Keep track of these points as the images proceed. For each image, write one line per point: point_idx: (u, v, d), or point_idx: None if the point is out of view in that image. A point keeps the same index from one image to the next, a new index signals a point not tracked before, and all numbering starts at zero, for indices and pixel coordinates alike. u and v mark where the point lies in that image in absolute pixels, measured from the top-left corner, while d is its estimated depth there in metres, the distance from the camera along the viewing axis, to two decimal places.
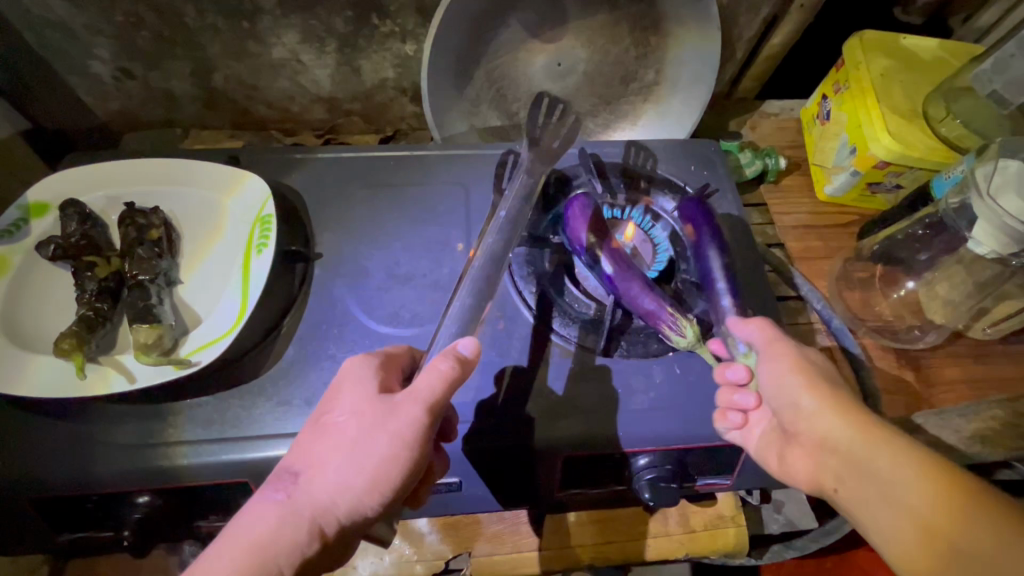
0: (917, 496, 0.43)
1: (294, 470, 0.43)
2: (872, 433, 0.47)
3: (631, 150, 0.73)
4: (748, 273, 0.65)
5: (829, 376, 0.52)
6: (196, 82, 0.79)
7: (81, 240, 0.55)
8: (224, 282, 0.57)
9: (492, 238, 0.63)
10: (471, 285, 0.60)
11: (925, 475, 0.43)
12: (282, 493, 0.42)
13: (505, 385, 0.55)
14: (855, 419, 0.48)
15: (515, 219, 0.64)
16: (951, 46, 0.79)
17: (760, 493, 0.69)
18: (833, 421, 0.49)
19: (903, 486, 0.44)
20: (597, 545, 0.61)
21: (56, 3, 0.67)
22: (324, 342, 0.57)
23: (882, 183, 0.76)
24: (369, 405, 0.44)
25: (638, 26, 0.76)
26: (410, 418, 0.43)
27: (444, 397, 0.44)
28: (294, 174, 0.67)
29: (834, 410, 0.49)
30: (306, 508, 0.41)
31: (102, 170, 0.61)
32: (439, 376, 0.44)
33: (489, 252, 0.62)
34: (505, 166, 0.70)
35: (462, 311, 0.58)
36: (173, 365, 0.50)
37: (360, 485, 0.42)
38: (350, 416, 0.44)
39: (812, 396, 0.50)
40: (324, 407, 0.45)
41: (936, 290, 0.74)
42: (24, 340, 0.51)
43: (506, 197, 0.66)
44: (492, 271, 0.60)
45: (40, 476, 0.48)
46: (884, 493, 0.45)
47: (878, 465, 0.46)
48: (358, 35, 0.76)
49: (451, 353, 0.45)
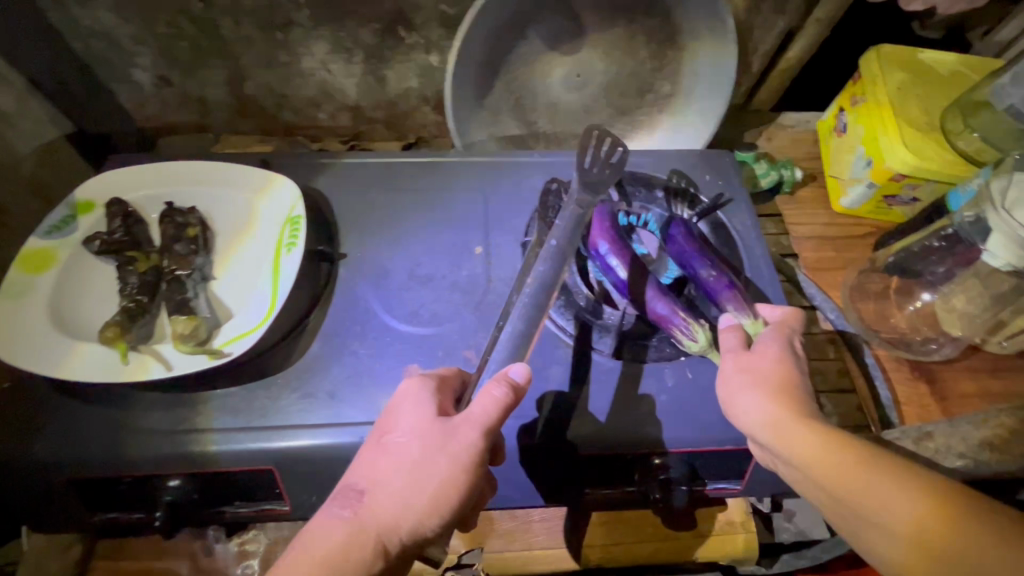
0: (880, 497, 0.40)
1: (359, 488, 0.44)
2: (814, 433, 0.44)
3: (675, 172, 0.74)
4: (762, 282, 0.65)
5: (781, 372, 0.49)
6: (228, 89, 0.83)
7: (123, 236, 0.59)
8: (254, 278, 0.60)
9: (543, 265, 0.58)
10: (520, 315, 0.56)
11: (883, 470, 0.41)
12: (348, 510, 0.43)
13: (548, 409, 0.56)
14: (794, 417, 0.45)
15: (566, 246, 0.58)
16: (969, 60, 0.80)
17: (770, 501, 0.68)
18: (772, 423, 0.46)
19: (863, 489, 0.41)
20: (607, 545, 0.62)
21: (103, 14, 0.72)
22: (348, 338, 0.59)
23: (898, 196, 0.76)
24: (429, 427, 0.46)
25: (654, 40, 0.78)
26: (468, 441, 0.45)
27: (498, 421, 0.46)
28: (320, 177, 0.70)
29: (772, 408, 0.46)
30: (372, 525, 0.43)
31: (143, 171, 0.65)
32: (494, 402, 0.45)
33: (540, 281, 0.57)
34: (550, 192, 0.69)
35: (514, 338, 0.55)
36: (207, 355, 0.53)
37: (421, 504, 0.43)
38: (411, 437, 0.45)
39: (757, 397, 0.47)
40: (385, 426, 0.47)
41: (952, 303, 0.73)
42: (69, 328, 0.54)
43: (558, 223, 0.60)
44: (543, 298, 0.56)
45: (78, 457, 0.51)
46: (845, 497, 0.41)
47: (828, 470, 0.42)
48: (384, 46, 0.79)
49: (504, 379, 0.47)
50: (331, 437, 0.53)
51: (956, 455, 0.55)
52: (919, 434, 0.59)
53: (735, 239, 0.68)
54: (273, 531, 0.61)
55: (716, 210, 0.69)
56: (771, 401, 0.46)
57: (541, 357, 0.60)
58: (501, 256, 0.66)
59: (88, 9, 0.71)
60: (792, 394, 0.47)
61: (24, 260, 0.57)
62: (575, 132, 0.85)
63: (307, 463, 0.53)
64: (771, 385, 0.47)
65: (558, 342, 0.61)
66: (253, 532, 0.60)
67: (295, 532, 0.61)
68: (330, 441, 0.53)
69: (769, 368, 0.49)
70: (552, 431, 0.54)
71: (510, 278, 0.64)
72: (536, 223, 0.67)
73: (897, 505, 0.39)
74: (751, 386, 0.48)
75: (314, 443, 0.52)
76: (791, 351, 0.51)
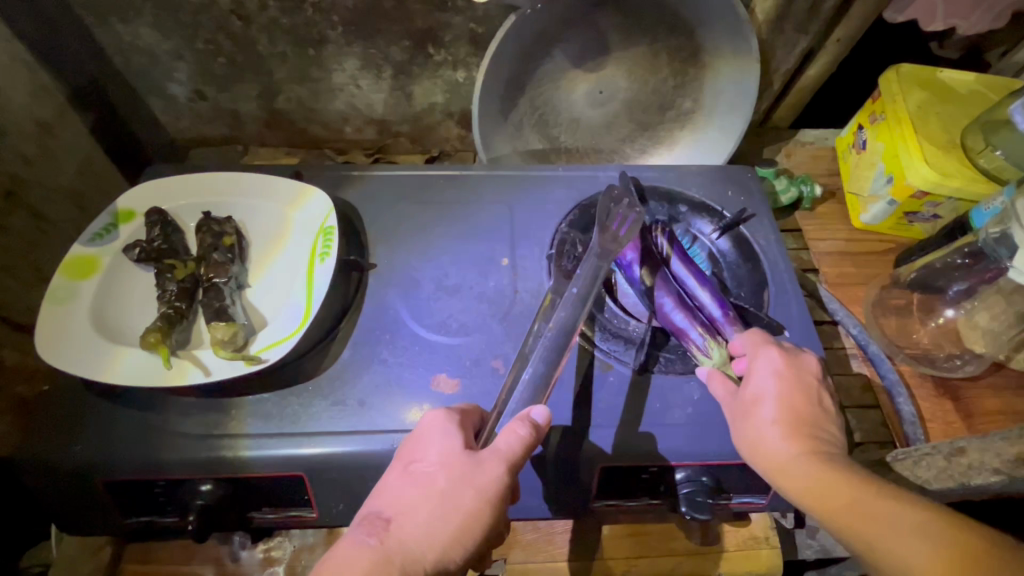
0: (897, 549, 0.38)
1: (386, 516, 0.45)
2: (817, 473, 0.43)
3: (706, 200, 0.74)
4: (785, 295, 0.66)
5: (774, 399, 0.49)
6: (260, 103, 0.86)
7: (162, 244, 0.61)
8: (288, 287, 0.61)
9: (563, 311, 0.59)
10: (541, 357, 0.57)
11: (900, 521, 0.39)
12: (374, 538, 0.43)
13: (567, 430, 0.55)
14: (790, 447, 0.46)
15: (586, 294, 0.59)
16: (988, 79, 0.80)
17: (795, 517, 0.66)
18: (773, 463, 0.46)
19: (877, 538, 0.39)
20: (631, 559, 0.62)
21: (145, 31, 0.74)
22: (377, 347, 0.60)
23: (919, 213, 0.77)
24: (456, 457, 0.47)
25: (677, 59, 0.79)
26: (494, 475, 0.45)
27: (522, 458, 0.47)
28: (351, 189, 0.72)
29: (771, 448, 0.46)
30: (397, 555, 0.43)
31: (182, 180, 0.67)
32: (518, 440, 0.47)
33: (560, 327, 0.58)
34: (584, 214, 0.71)
35: (535, 379, 0.56)
36: (245, 361, 0.55)
37: (446, 536, 0.44)
38: (438, 467, 0.46)
39: (750, 431, 0.48)
40: (412, 455, 0.48)
41: (975, 320, 0.73)
42: (110, 333, 0.56)
43: (580, 272, 0.60)
44: (561, 344, 0.57)
45: (113, 460, 0.52)
46: (855, 532, 0.40)
47: (830, 511, 0.42)
48: (412, 62, 0.81)
49: (527, 419, 0.48)
50: (360, 445, 0.53)
51: (990, 470, 0.48)
52: (952, 449, 0.51)
53: (758, 254, 0.69)
54: (298, 538, 0.61)
55: (738, 225, 0.71)
56: (776, 436, 0.47)
57: (567, 370, 0.60)
58: (526, 268, 0.67)
59: (132, 26, 0.74)
60: (800, 432, 0.47)
61: (68, 266, 0.58)
62: (596, 147, 0.87)
63: (335, 470, 0.53)
64: (762, 416, 0.49)
65: (576, 346, 0.61)
66: (279, 538, 0.61)
67: (319, 540, 0.61)
68: (361, 448, 0.53)
69: (769, 403, 0.49)
70: (578, 443, 0.55)
71: (535, 290, 0.65)
72: (556, 274, 0.65)
73: (909, 539, 0.38)
74: (745, 419, 0.49)
75: (343, 452, 0.53)
76: (804, 379, 0.51)
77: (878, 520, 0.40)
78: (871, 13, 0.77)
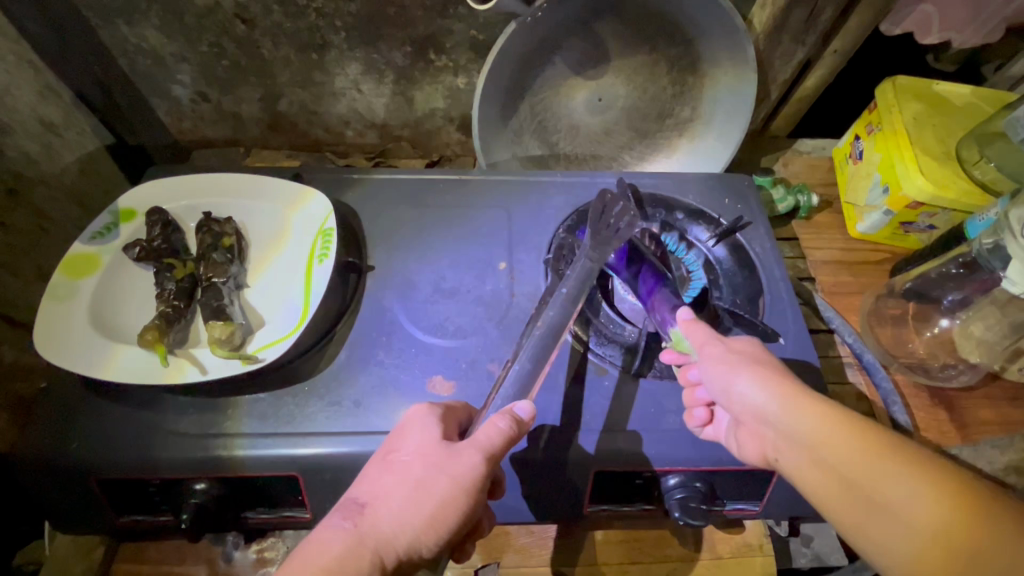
0: (898, 501, 0.40)
1: (360, 502, 0.45)
2: (827, 412, 0.45)
3: (703, 207, 0.74)
4: (781, 305, 0.66)
5: (763, 359, 0.51)
6: (262, 106, 0.86)
7: (162, 244, 0.61)
8: (287, 288, 0.62)
9: (553, 311, 0.59)
10: (528, 355, 0.57)
11: (900, 477, 0.40)
12: (349, 522, 0.44)
13: (560, 435, 0.55)
14: (787, 396, 0.47)
15: (577, 295, 0.60)
16: (983, 92, 0.81)
17: (788, 525, 0.67)
18: (774, 396, 0.47)
19: (878, 491, 0.41)
20: (624, 564, 0.61)
21: (150, 33, 0.75)
22: (374, 348, 0.60)
23: (914, 223, 0.77)
24: (434, 447, 0.47)
25: (676, 67, 0.80)
26: (470, 466, 0.46)
27: (500, 453, 0.47)
28: (350, 192, 0.73)
29: (770, 385, 0.48)
30: (371, 538, 0.43)
31: (185, 182, 0.68)
32: (497, 434, 0.47)
33: (548, 326, 0.58)
34: (580, 217, 0.72)
35: (521, 376, 0.56)
36: (241, 360, 0.55)
37: (418, 523, 0.44)
38: (416, 456, 0.47)
39: (745, 380, 0.49)
40: (391, 445, 0.48)
41: (970, 330, 0.74)
42: (108, 331, 0.56)
43: (570, 273, 0.61)
44: (549, 344, 0.58)
45: (107, 459, 0.52)
46: (852, 481, 0.42)
47: (831, 459, 0.43)
48: (414, 68, 0.82)
49: (508, 413, 0.48)
50: (353, 446, 0.53)
51: None
52: None
53: (754, 261, 0.70)
54: (292, 539, 0.61)
55: (735, 232, 0.71)
56: (769, 385, 0.48)
57: (559, 374, 0.60)
58: (522, 272, 0.67)
59: (137, 28, 0.74)
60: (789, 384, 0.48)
61: (68, 264, 0.59)
62: (595, 154, 0.87)
63: (328, 470, 0.53)
64: (755, 367, 0.50)
65: (569, 346, 0.62)
66: (272, 539, 0.61)
67: None
68: (354, 449, 0.53)
69: (757, 355, 0.52)
70: (570, 450, 0.55)
71: (532, 294, 0.66)
72: (548, 275, 0.66)
73: (912, 496, 0.39)
74: (740, 368, 0.50)
75: (333, 452, 0.53)
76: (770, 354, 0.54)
77: (881, 474, 0.41)
78: (869, 26, 0.78)
